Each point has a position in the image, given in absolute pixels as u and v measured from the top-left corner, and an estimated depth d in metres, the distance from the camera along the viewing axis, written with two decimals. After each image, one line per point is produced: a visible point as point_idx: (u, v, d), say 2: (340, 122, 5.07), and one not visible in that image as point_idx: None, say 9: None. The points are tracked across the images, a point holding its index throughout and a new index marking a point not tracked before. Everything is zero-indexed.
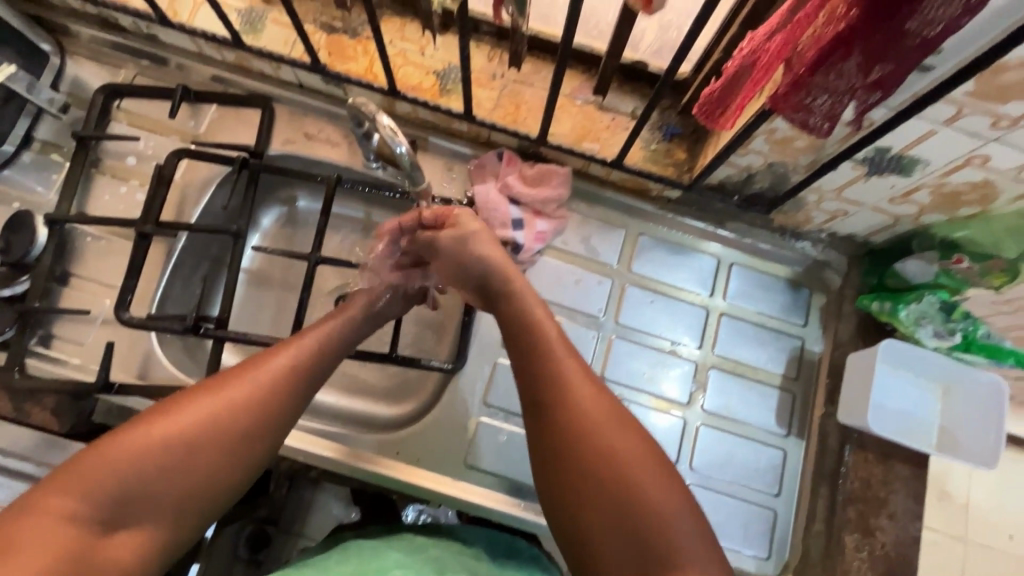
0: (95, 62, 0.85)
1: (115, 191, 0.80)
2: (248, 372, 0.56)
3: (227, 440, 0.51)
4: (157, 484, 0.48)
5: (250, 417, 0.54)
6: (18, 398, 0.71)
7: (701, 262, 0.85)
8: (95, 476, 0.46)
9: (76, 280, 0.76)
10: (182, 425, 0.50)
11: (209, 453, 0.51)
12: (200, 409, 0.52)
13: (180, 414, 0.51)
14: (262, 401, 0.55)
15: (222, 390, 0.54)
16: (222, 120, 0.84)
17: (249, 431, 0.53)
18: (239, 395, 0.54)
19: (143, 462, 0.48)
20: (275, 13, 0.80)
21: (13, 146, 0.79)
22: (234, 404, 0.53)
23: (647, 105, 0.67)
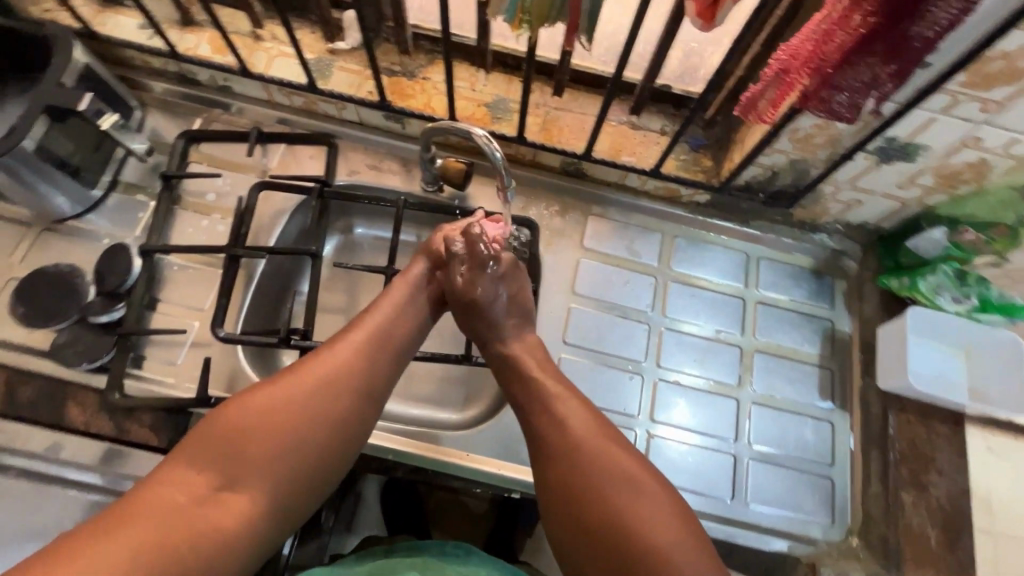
0: (173, 113, 0.94)
1: (197, 225, 0.87)
2: (326, 360, 0.65)
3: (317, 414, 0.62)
4: (251, 457, 0.58)
5: (325, 403, 0.62)
6: (116, 418, 0.74)
7: (733, 258, 0.94)
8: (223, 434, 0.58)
9: (165, 306, 0.81)
10: (273, 406, 0.60)
11: (300, 430, 0.60)
12: (286, 393, 0.61)
13: (272, 396, 0.61)
14: (350, 378, 0.65)
15: (302, 378, 0.63)
16: (291, 157, 0.92)
17: (334, 406, 0.63)
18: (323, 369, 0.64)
19: (252, 433, 0.59)
20: (341, 61, 0.90)
21: (102, 190, 0.87)
22: (308, 392, 0.62)
23: (679, 128, 0.77)
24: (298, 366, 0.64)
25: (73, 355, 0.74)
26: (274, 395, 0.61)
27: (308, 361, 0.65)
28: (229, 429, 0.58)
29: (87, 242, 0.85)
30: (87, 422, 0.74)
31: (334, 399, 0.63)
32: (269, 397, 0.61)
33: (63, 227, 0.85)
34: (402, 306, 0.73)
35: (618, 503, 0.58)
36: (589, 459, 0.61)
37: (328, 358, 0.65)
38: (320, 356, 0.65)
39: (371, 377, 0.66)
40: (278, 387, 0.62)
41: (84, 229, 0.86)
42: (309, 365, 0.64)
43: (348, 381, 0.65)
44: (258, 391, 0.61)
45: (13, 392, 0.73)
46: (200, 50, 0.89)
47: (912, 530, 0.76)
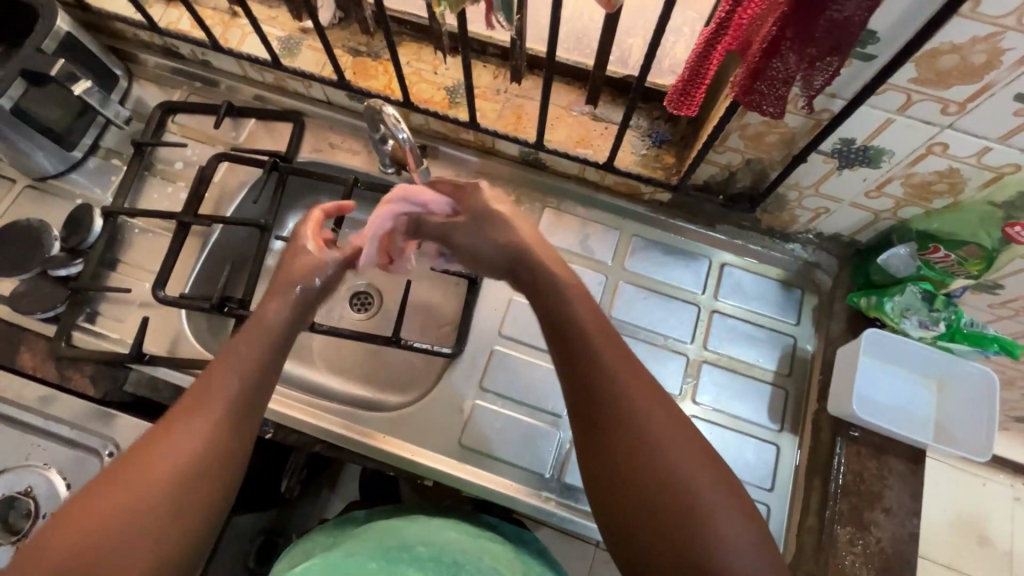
0: (157, 84, 0.98)
1: (162, 192, 0.91)
2: (197, 416, 0.54)
3: (179, 463, 0.51)
4: (117, 551, 0.46)
5: (199, 468, 0.51)
6: (62, 366, 0.79)
7: (694, 262, 0.88)
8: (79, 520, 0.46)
9: (123, 266, 0.86)
10: (139, 485, 0.49)
11: (184, 505, 0.50)
12: (150, 469, 0.50)
13: (129, 475, 0.49)
14: (215, 417, 0.54)
15: (165, 435, 0.52)
16: (259, 131, 0.95)
17: (203, 448, 0.52)
18: (182, 419, 0.53)
19: (115, 506, 0.47)
20: (310, 40, 0.92)
21: (82, 152, 0.92)
22: (177, 461, 0.51)
23: (624, 114, 0.74)
24: (153, 435, 0.52)
25: (30, 304, 0.79)
26: (132, 473, 0.49)
27: (165, 427, 0.53)
28: (85, 523, 0.46)
29: (64, 200, 0.91)
30: (37, 367, 0.79)
31: (207, 463, 0.52)
32: (132, 470, 0.49)
33: (45, 185, 0.91)
34: (249, 344, 0.61)
35: (678, 471, 0.52)
36: (623, 415, 0.55)
37: (190, 420, 0.53)
38: (181, 413, 0.54)
39: (243, 406, 0.57)
40: (136, 464, 0.50)
41: (62, 189, 0.91)
42: (168, 427, 0.53)
43: (224, 436, 0.54)
44: (121, 462, 0.50)
45: None
46: (180, 25, 0.93)
47: (844, 570, 0.70)
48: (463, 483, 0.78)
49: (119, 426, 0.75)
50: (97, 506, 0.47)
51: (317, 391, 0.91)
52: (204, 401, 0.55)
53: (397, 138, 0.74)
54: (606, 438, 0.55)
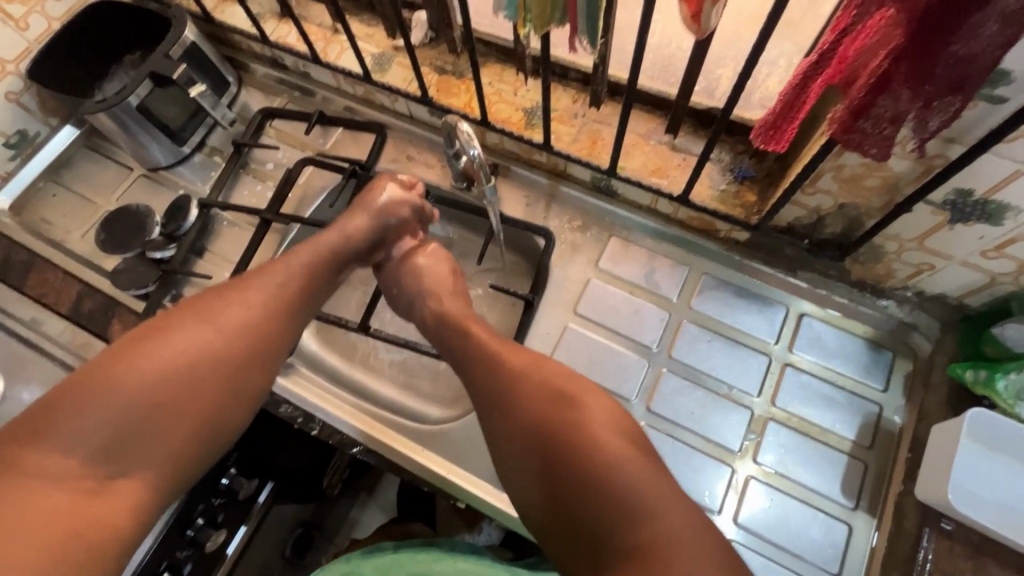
0: (262, 91, 1.07)
1: (252, 189, 0.98)
2: (201, 327, 0.61)
3: (210, 361, 0.60)
4: (144, 430, 0.55)
5: (216, 373, 0.60)
6: None
7: (768, 309, 0.82)
8: (90, 402, 0.54)
9: (209, 254, 0.93)
10: (147, 383, 0.56)
11: (202, 398, 0.59)
12: (160, 362, 0.57)
13: (173, 371, 0.58)
14: (239, 328, 0.63)
15: (219, 336, 0.62)
16: (344, 140, 1.00)
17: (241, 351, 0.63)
18: (196, 321, 0.61)
19: (134, 386, 0.56)
20: (401, 57, 0.96)
21: (191, 149, 1.01)
22: (178, 359, 0.58)
23: (708, 143, 0.71)
24: (137, 338, 0.59)
25: (128, 280, 0.87)
26: (174, 388, 0.57)
27: (168, 328, 0.60)
28: (74, 399, 0.53)
29: (169, 190, 1.00)
30: (125, 337, 0.86)
31: (223, 376, 0.61)
32: (191, 359, 0.59)
33: (156, 176, 1.01)
34: (263, 273, 0.68)
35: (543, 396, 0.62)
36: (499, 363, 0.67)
37: (189, 325, 0.61)
38: (182, 320, 0.61)
39: (240, 319, 0.64)
40: (127, 364, 0.56)
41: (169, 179, 1.01)
42: (159, 330, 0.59)
43: (243, 330, 0.63)
44: (141, 354, 0.57)
45: (80, 302, 0.88)
46: (288, 39, 1.01)
47: None
48: (497, 510, 0.75)
49: None
50: (108, 405, 0.54)
51: (364, 393, 0.91)
52: (239, 312, 0.64)
53: (469, 155, 0.74)
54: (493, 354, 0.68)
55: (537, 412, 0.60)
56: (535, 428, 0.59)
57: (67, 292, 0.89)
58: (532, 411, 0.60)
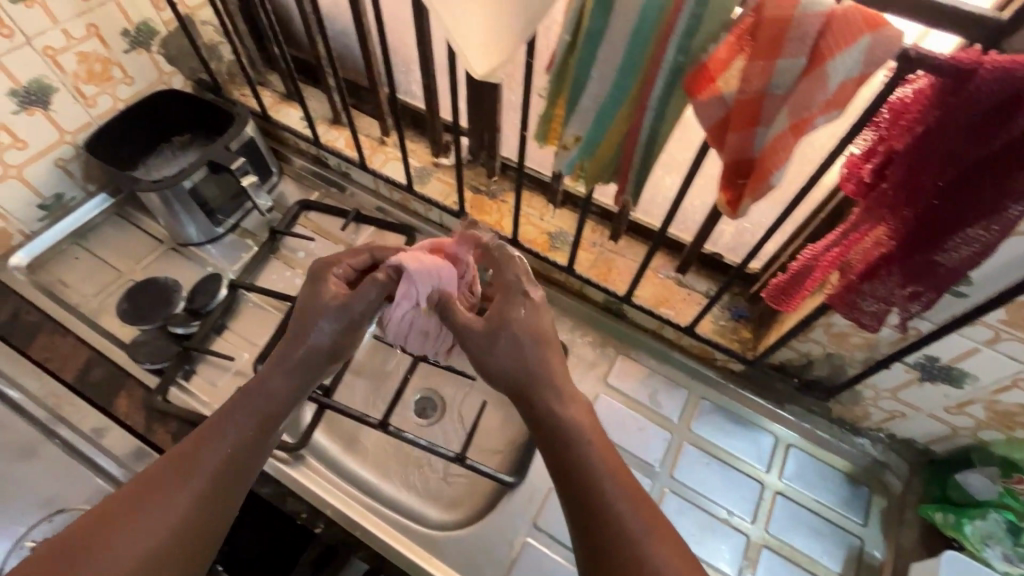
0: (299, 183, 1.15)
1: (280, 274, 1.02)
2: (225, 431, 0.58)
3: (232, 476, 0.56)
4: (179, 554, 0.51)
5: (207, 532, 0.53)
6: (150, 417, 0.83)
7: (759, 437, 0.89)
8: (110, 540, 0.49)
9: (229, 333, 0.94)
10: (168, 507, 0.52)
11: (192, 562, 0.52)
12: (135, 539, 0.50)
13: (192, 491, 0.53)
14: (258, 432, 0.59)
15: (239, 444, 0.58)
16: (375, 238, 1.07)
17: (253, 453, 0.58)
18: (220, 434, 0.57)
19: (161, 517, 0.51)
20: (440, 173, 1.07)
21: (224, 229, 1.05)
22: (175, 523, 0.51)
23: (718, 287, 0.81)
24: (156, 468, 0.54)
25: (144, 354, 0.87)
26: (201, 507, 0.53)
27: (194, 446, 0.56)
28: (101, 538, 0.49)
29: (194, 265, 1.02)
30: (128, 413, 0.84)
31: (244, 477, 0.57)
32: (211, 475, 0.55)
33: (184, 250, 1.04)
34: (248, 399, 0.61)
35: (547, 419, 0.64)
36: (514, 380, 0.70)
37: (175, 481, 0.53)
38: (165, 477, 0.53)
39: (265, 421, 0.60)
40: (145, 492, 0.52)
41: (197, 255, 1.03)
42: (133, 497, 0.52)
43: (265, 430, 0.60)
44: (168, 477, 0.53)
45: (87, 371, 0.86)
46: (336, 143, 1.10)
47: None
48: None
49: None
50: (136, 540, 0.50)
51: (365, 489, 0.90)
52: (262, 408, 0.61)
53: None
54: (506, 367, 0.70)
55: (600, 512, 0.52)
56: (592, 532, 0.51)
57: (75, 359, 0.87)
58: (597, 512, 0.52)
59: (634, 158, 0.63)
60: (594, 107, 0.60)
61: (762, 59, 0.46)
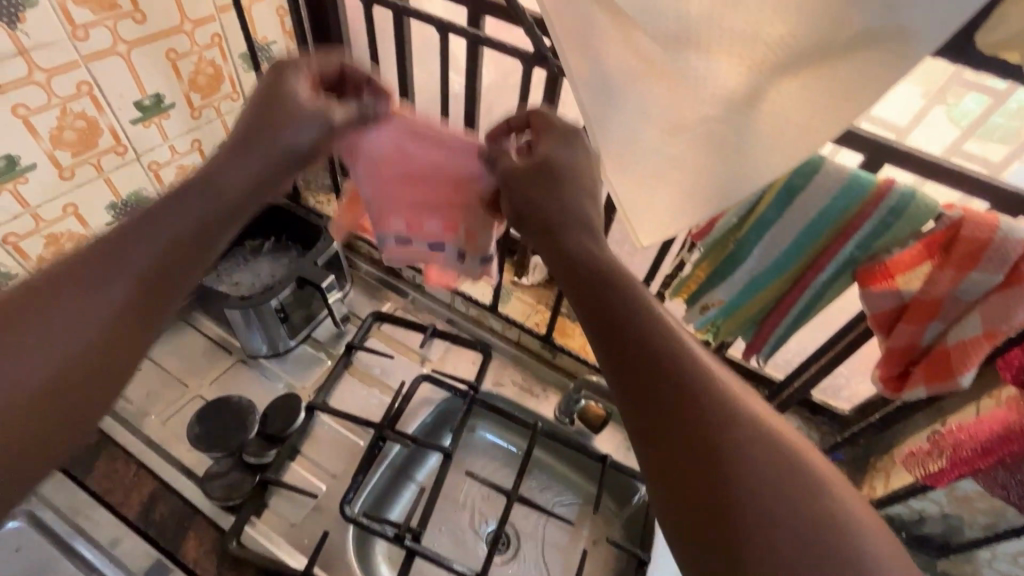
0: (370, 292, 1.13)
1: (356, 393, 0.97)
2: (123, 250, 0.49)
3: (156, 280, 0.49)
4: (98, 369, 0.44)
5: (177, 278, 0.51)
6: (222, 564, 0.76)
7: None
8: None
9: (304, 461, 0.88)
10: (71, 318, 0.44)
11: (114, 364, 0.45)
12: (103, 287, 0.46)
13: (89, 294, 0.45)
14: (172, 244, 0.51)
15: (158, 261, 0.50)
16: (451, 354, 1.05)
17: (176, 269, 0.51)
18: (133, 249, 0.49)
19: (51, 320, 0.43)
20: (520, 292, 1.07)
21: (296, 341, 1.01)
22: (68, 335, 0.43)
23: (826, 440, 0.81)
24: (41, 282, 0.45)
25: (219, 488, 0.80)
26: (116, 318, 0.46)
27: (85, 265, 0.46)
28: None
29: (264, 379, 0.97)
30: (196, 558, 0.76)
31: (164, 284, 0.50)
32: (113, 283, 0.47)
33: (253, 362, 0.98)
34: (181, 211, 0.54)
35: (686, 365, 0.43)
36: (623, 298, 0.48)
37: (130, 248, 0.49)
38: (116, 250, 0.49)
39: (181, 237, 0.52)
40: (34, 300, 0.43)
41: (267, 368, 0.98)
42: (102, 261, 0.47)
43: (183, 250, 0.52)
44: (59, 284, 0.45)
45: (151, 507, 0.78)
46: None
47: None
48: None
49: None
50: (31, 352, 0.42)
51: None
52: (173, 225, 0.52)
53: None
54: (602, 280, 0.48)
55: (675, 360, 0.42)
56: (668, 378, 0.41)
57: (138, 492, 0.80)
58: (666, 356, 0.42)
59: (778, 324, 0.64)
60: (744, 280, 0.61)
61: (955, 270, 0.49)
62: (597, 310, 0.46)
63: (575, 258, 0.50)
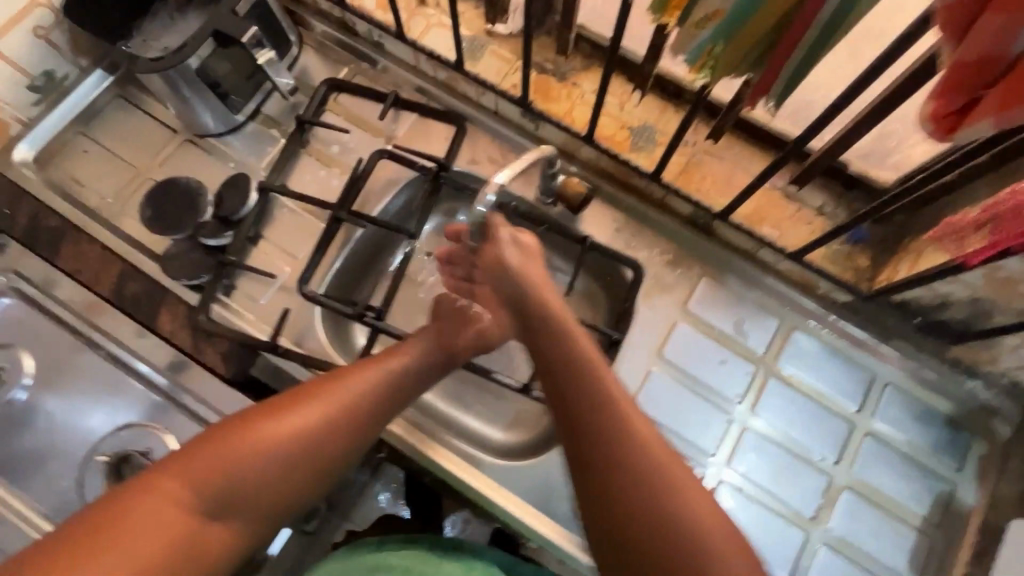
0: (324, 55, 0.94)
1: (315, 174, 0.88)
2: (325, 397, 0.60)
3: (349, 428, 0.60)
4: (269, 486, 0.57)
5: (365, 424, 0.61)
6: (197, 335, 0.79)
7: (854, 375, 0.80)
8: (229, 473, 0.55)
9: (265, 243, 0.84)
10: (276, 458, 0.57)
11: (299, 495, 0.59)
12: (243, 458, 0.55)
13: (258, 445, 0.56)
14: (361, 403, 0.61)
15: (322, 406, 0.60)
16: (418, 128, 0.90)
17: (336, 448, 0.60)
18: (317, 405, 0.59)
19: (241, 478, 0.55)
20: (495, 46, 0.87)
21: (244, 116, 0.90)
22: (273, 475, 0.56)
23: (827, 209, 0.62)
24: (236, 426, 0.57)
25: (178, 269, 0.79)
26: (239, 428, 0.57)
27: (277, 428, 0.57)
28: (194, 455, 0.55)
29: (216, 160, 0.89)
30: (173, 330, 0.80)
31: (315, 449, 0.58)
32: (260, 434, 0.56)
33: (203, 142, 0.89)
34: None
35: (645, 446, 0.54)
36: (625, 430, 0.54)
37: (356, 371, 0.63)
38: (331, 380, 0.61)
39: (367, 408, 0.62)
40: (225, 452, 0.55)
41: (219, 148, 0.89)
42: (321, 399, 0.60)
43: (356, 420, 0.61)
44: (263, 419, 0.57)
45: (122, 284, 0.81)
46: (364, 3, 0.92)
47: None
48: (566, 554, 0.74)
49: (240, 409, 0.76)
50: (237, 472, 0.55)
51: (423, 409, 0.86)
52: (357, 384, 0.62)
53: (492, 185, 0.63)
54: (605, 410, 0.55)
55: (591, 437, 0.55)
56: (582, 444, 0.55)
57: (108, 271, 0.82)
58: (576, 399, 0.56)
59: (796, 46, 0.46)
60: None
61: None
62: (589, 443, 0.55)
63: (586, 406, 0.56)
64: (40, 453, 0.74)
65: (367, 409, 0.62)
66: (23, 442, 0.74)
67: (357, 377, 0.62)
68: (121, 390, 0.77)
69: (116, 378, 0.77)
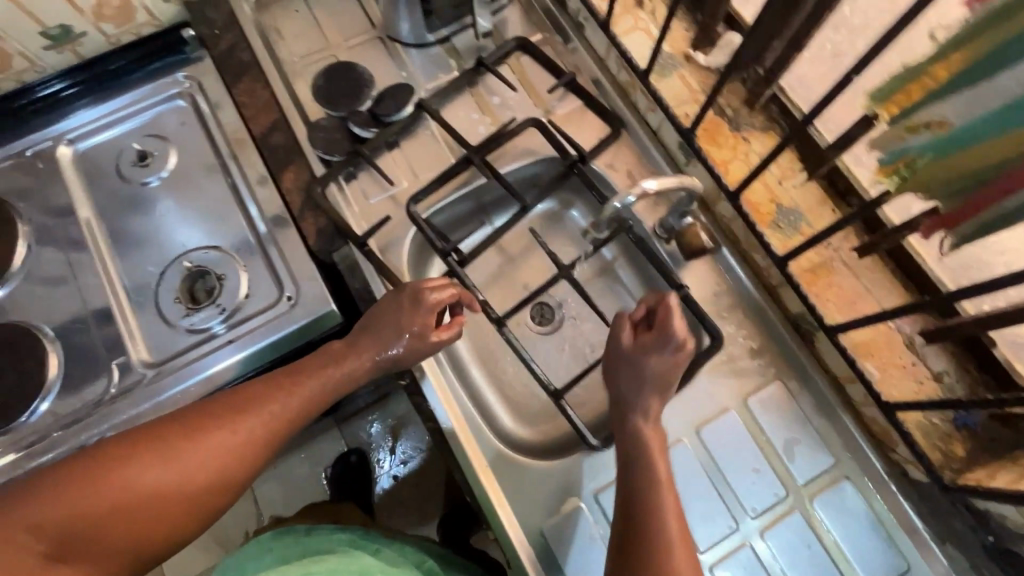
0: (527, 15, 0.97)
1: (468, 114, 0.92)
2: (245, 409, 0.62)
3: (261, 448, 0.62)
4: (174, 501, 0.56)
5: (260, 457, 0.63)
6: (307, 204, 0.87)
7: (886, 555, 0.71)
8: (127, 486, 0.54)
9: (398, 153, 0.89)
10: (181, 470, 0.57)
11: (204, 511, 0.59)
12: (145, 470, 0.55)
13: (165, 455, 0.57)
14: (286, 420, 0.64)
15: (235, 419, 0.61)
16: (577, 115, 0.91)
17: (251, 464, 0.61)
18: (246, 423, 0.61)
19: (143, 496, 0.55)
20: (686, 71, 0.86)
21: (435, 38, 0.94)
22: (177, 489, 0.57)
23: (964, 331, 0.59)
24: (143, 438, 0.57)
25: (319, 140, 0.86)
26: (149, 435, 0.58)
27: (186, 441, 0.58)
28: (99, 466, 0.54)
29: (393, 65, 0.94)
30: (290, 189, 0.88)
31: (225, 465, 0.59)
32: (168, 448, 0.57)
33: (391, 45, 0.95)
34: None
35: None
36: None
37: (281, 390, 0.65)
38: (254, 396, 0.64)
39: (285, 423, 0.64)
40: (131, 460, 0.55)
41: (401, 56, 0.95)
42: (242, 414, 0.62)
43: (272, 434, 0.63)
44: (171, 442, 0.58)
45: (270, 133, 0.90)
46: None
47: None
48: (515, 559, 0.73)
49: (308, 279, 0.84)
50: (135, 486, 0.55)
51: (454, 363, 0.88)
52: (281, 404, 0.64)
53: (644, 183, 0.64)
54: None
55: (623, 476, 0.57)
56: None
57: (265, 115, 0.91)
58: None
59: None
60: None
61: None
62: None
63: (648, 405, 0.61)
64: (149, 238, 0.87)
65: (285, 432, 0.65)
66: (145, 223, 0.88)
67: (281, 392, 0.65)
68: (227, 220, 0.88)
69: (228, 209, 0.88)
